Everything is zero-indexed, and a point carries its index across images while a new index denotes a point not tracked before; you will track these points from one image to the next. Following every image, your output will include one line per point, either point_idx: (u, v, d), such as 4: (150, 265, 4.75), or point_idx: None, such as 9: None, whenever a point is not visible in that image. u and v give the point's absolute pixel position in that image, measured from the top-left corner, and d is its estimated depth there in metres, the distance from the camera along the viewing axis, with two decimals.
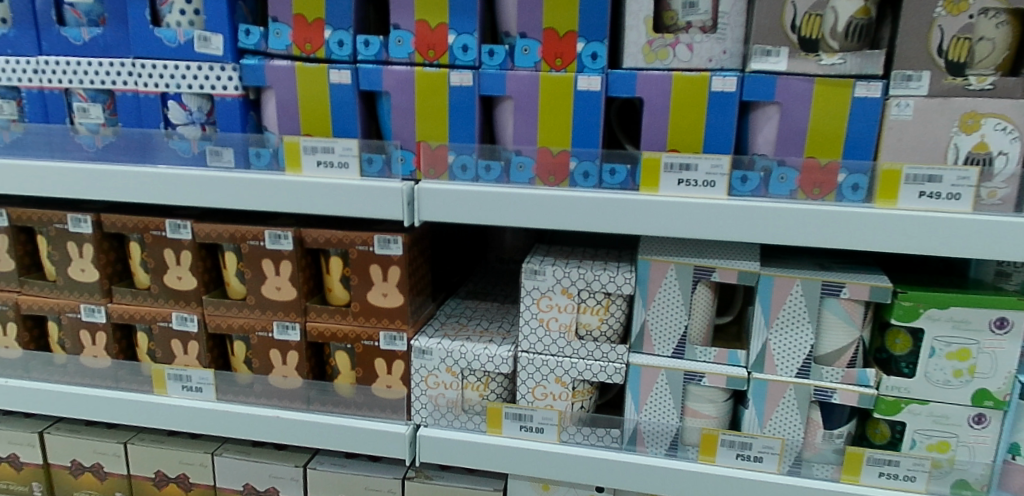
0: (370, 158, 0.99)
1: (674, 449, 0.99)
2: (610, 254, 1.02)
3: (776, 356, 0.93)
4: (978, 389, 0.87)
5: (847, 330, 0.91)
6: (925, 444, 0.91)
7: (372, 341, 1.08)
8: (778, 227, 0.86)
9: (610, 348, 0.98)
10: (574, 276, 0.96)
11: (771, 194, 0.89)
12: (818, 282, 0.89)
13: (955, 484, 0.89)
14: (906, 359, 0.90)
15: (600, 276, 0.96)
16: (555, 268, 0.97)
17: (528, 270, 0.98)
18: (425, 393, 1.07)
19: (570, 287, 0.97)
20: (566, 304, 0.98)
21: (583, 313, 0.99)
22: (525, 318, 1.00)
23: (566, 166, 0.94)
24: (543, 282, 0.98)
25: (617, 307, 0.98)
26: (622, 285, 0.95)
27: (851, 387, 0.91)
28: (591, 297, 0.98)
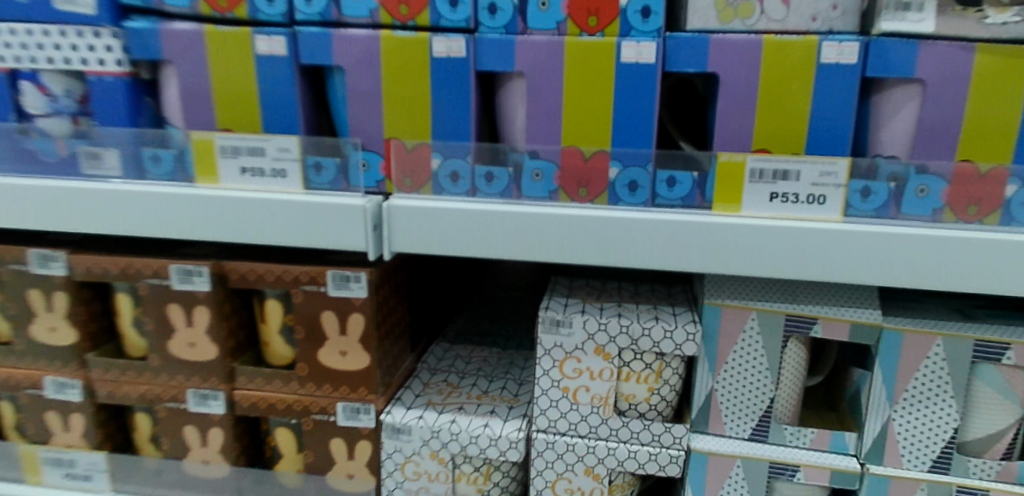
0: (317, 163, 0.68)
1: None
2: (657, 292, 0.74)
3: (901, 443, 0.66)
4: None
5: (1005, 408, 0.64)
6: None
7: (326, 416, 0.77)
8: (923, 264, 0.59)
9: (663, 429, 0.70)
10: (613, 330, 0.68)
11: (903, 215, 0.62)
12: (968, 341, 0.63)
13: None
14: None
15: (651, 330, 0.67)
16: (586, 319, 0.68)
17: (548, 321, 0.69)
18: (402, 485, 0.77)
19: (607, 346, 0.68)
20: (601, 369, 0.69)
21: (625, 381, 0.70)
22: (541, 387, 0.71)
23: (605, 174, 0.64)
24: (569, 339, 0.69)
25: (672, 372, 0.69)
26: (682, 343, 0.67)
27: (1009, 488, 0.64)
28: (636, 359, 0.69)
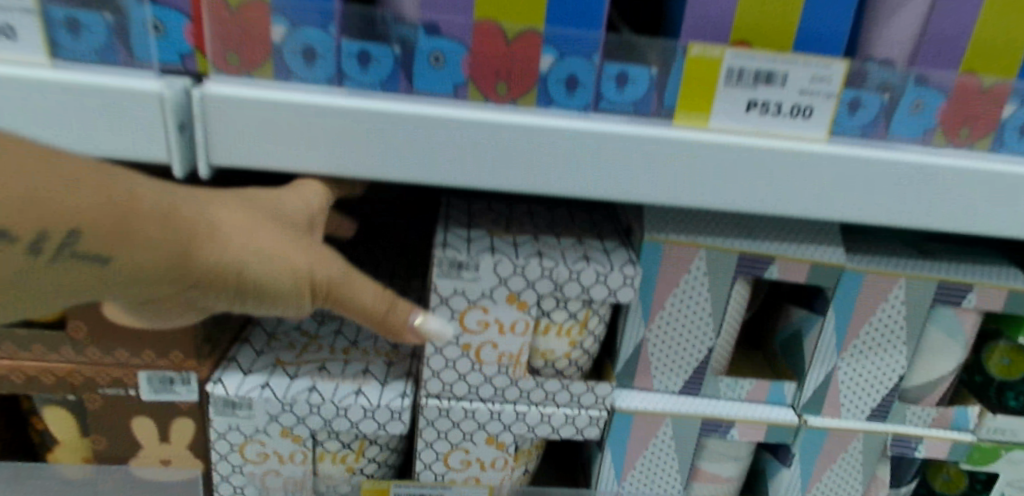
0: (71, 19, 0.41)
1: None
2: (578, 221, 0.59)
3: (843, 392, 0.60)
4: None
5: (949, 353, 0.60)
6: None
7: (119, 389, 0.50)
8: (917, 198, 0.49)
9: (586, 388, 0.55)
10: (533, 274, 0.50)
11: (891, 136, 0.50)
12: (933, 284, 0.56)
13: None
14: (1017, 389, 0.64)
15: (581, 274, 0.50)
16: (497, 261, 0.49)
17: (446, 262, 0.49)
18: (241, 471, 0.52)
19: (523, 293, 0.50)
20: (515, 322, 0.51)
21: (541, 334, 0.54)
22: (434, 345, 0.52)
23: (534, 66, 0.45)
24: (474, 285, 0.50)
25: (599, 320, 0.54)
26: (617, 290, 0.51)
27: (943, 435, 0.62)
28: (558, 307, 0.53)
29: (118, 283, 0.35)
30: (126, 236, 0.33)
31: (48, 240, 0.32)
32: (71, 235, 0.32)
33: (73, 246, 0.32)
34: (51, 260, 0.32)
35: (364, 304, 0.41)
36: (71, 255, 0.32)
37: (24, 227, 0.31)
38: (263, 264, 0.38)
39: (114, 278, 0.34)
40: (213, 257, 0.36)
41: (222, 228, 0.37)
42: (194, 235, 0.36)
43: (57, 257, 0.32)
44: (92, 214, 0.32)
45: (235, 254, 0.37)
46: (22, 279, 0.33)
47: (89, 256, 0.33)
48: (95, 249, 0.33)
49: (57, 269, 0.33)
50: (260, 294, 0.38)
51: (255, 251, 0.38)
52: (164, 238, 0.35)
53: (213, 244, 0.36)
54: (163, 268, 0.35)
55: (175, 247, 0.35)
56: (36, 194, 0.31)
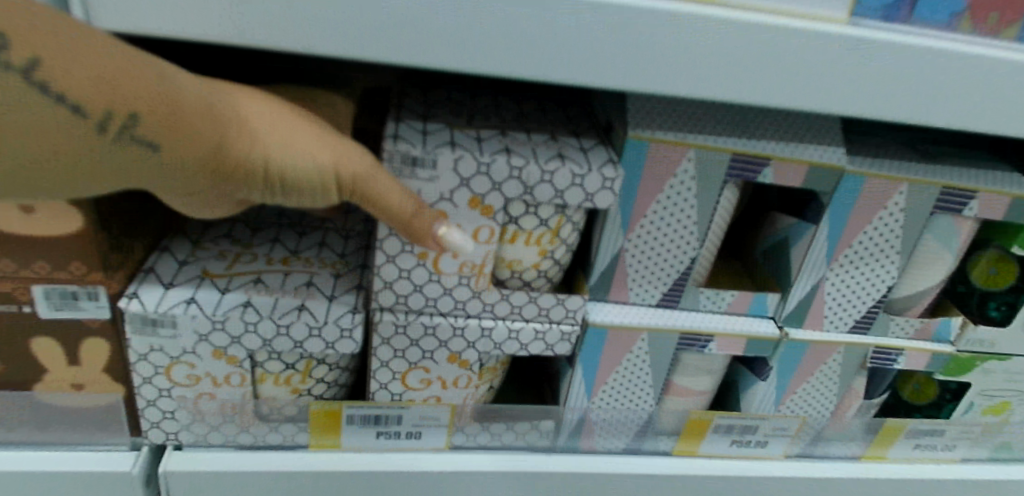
0: None
1: (639, 440, 0.61)
2: (550, 115, 0.51)
3: (827, 305, 0.56)
4: None
5: (940, 262, 0.56)
6: (984, 407, 0.68)
7: (14, 304, 0.42)
8: (939, 92, 0.43)
9: (558, 302, 0.50)
10: (500, 173, 0.43)
11: (915, 21, 0.43)
12: (934, 189, 0.51)
13: (998, 447, 0.71)
14: (999, 298, 0.62)
15: (556, 175, 0.44)
16: (458, 158, 0.42)
17: (398, 157, 0.42)
18: (169, 394, 0.46)
19: (489, 196, 0.44)
20: (479, 229, 0.45)
21: (508, 243, 0.48)
22: (385, 255, 0.45)
23: None
24: (430, 186, 0.43)
25: (574, 226, 0.48)
26: (597, 192, 0.44)
27: (924, 346, 0.60)
28: (528, 212, 0.46)
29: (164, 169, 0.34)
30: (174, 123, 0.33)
31: (111, 123, 0.32)
32: (130, 119, 0.33)
33: (134, 129, 0.33)
34: (111, 142, 0.33)
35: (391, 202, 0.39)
36: (127, 139, 0.33)
37: (93, 106, 0.32)
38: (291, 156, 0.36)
39: (168, 165, 0.34)
40: (245, 148, 0.35)
41: (251, 119, 0.36)
42: (223, 124, 0.34)
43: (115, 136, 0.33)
44: (148, 100, 0.33)
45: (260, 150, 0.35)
46: (90, 161, 0.34)
47: (143, 141, 0.33)
48: (149, 136, 0.33)
49: (110, 152, 0.33)
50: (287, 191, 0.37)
51: (283, 142, 0.36)
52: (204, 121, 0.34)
53: (243, 134, 0.35)
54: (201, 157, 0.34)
55: (212, 133, 0.34)
56: (105, 78, 0.32)
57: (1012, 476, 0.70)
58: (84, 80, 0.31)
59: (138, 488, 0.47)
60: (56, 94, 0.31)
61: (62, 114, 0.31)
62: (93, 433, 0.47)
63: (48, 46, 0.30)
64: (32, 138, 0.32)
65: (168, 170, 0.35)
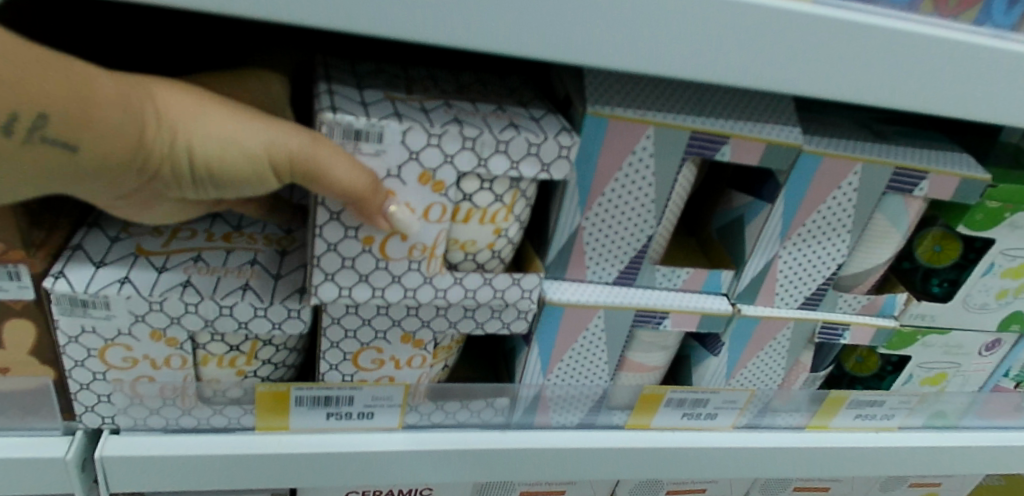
0: None
1: (593, 414, 0.61)
2: (493, 87, 0.49)
3: (780, 282, 0.56)
4: (1013, 312, 0.67)
5: (889, 240, 0.57)
6: (922, 378, 0.71)
7: None
8: (898, 74, 0.43)
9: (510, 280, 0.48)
10: (453, 145, 0.41)
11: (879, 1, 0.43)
12: (888, 169, 0.51)
13: (931, 414, 0.76)
14: (943, 275, 0.64)
15: (512, 144, 0.42)
16: (406, 129, 0.40)
17: (339, 130, 0.39)
18: (103, 378, 0.44)
19: (440, 170, 0.42)
20: (430, 207, 0.43)
21: (459, 221, 0.46)
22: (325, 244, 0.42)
23: None
24: (375, 161, 0.40)
25: (529, 197, 0.47)
26: (553, 161, 0.43)
27: (869, 321, 0.61)
28: (483, 187, 0.45)
29: (85, 169, 0.32)
30: (93, 119, 0.31)
31: (17, 124, 0.30)
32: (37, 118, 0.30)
33: (46, 130, 0.30)
34: (20, 144, 0.30)
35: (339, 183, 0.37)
36: (30, 138, 0.30)
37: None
38: (221, 145, 0.35)
39: (88, 165, 0.32)
40: (169, 137, 0.33)
41: (172, 108, 0.34)
42: (144, 115, 0.33)
43: (24, 137, 0.30)
44: (57, 97, 0.30)
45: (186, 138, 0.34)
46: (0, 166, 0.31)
47: (58, 141, 0.31)
48: (57, 135, 0.30)
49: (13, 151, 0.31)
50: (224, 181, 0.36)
51: (212, 129, 0.34)
52: (124, 110, 0.32)
53: (166, 123, 0.33)
54: (124, 152, 0.32)
55: (133, 124, 0.32)
56: (4, 71, 0.28)
57: (941, 441, 0.75)
58: None
59: (72, 473, 0.45)
60: None
61: None
62: (21, 418, 0.45)
63: None
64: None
65: (90, 170, 0.32)
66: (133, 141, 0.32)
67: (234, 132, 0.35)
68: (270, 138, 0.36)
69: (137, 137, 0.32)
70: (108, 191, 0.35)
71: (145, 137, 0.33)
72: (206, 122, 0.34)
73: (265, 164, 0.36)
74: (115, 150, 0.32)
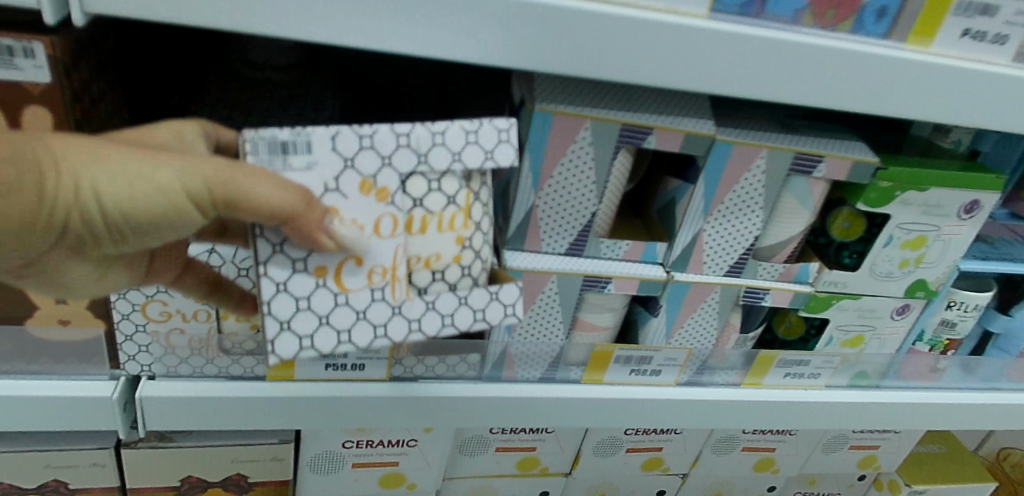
0: None
1: (553, 370, 0.71)
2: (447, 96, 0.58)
3: (707, 252, 0.67)
4: (917, 279, 0.78)
5: (799, 216, 0.68)
6: (842, 340, 0.82)
7: None
8: (782, 74, 0.54)
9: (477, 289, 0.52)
10: (386, 147, 0.46)
11: (766, 15, 0.54)
12: (790, 155, 0.62)
13: (855, 375, 0.87)
14: (853, 247, 0.75)
15: (447, 136, 0.47)
16: (334, 135, 0.44)
17: (265, 144, 0.43)
18: (144, 330, 0.54)
19: (378, 177, 0.46)
20: (380, 220, 0.47)
21: (417, 232, 0.50)
22: (274, 284, 0.46)
23: None
24: (310, 174, 0.44)
25: (481, 193, 0.52)
26: (498, 150, 0.48)
27: (787, 287, 0.72)
28: (430, 188, 0.49)
29: None
30: None
31: None
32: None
33: None
34: None
35: (268, 204, 0.39)
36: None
37: None
38: (131, 188, 0.36)
39: None
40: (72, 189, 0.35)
41: (70, 159, 0.35)
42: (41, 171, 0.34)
43: None
44: None
45: (91, 183, 0.35)
46: None
47: None
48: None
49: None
50: (144, 222, 0.37)
51: (118, 173, 0.36)
52: (17, 165, 0.33)
53: (65, 175, 0.34)
54: (25, 208, 0.34)
55: (29, 179, 0.34)
56: None
57: (862, 398, 0.87)
58: None
59: (117, 411, 0.55)
60: None
61: None
62: (76, 366, 0.55)
63: None
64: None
65: None
66: (32, 195, 0.34)
67: (146, 169, 0.36)
68: (180, 169, 0.37)
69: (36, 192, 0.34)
70: (23, 250, 0.36)
71: (45, 191, 0.34)
72: (110, 163, 0.36)
73: (180, 199, 0.37)
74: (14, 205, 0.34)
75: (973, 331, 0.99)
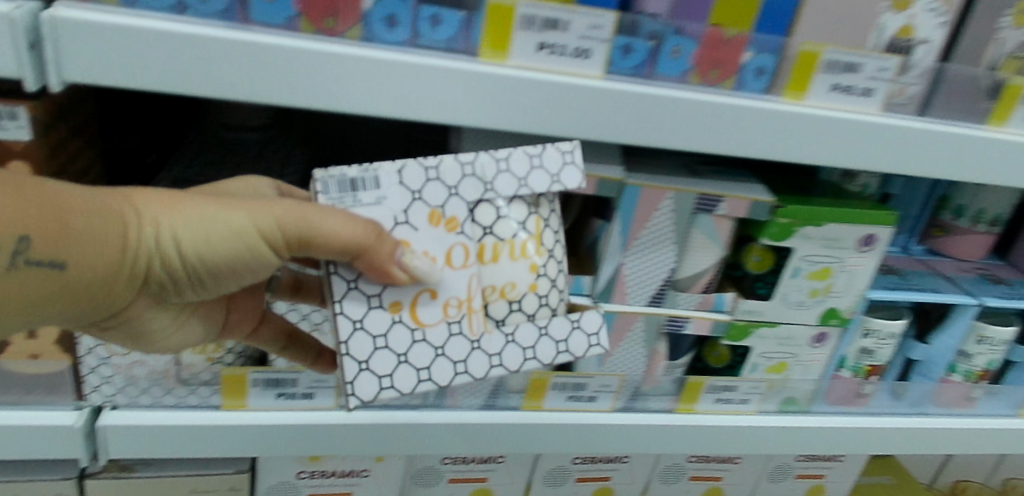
0: None
1: (493, 398, 0.77)
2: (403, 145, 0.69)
3: (629, 284, 0.74)
4: (828, 307, 0.85)
5: (710, 251, 0.75)
6: (765, 366, 0.88)
7: None
8: (673, 125, 0.63)
9: (557, 318, 0.59)
10: (452, 178, 0.54)
11: (656, 75, 0.63)
12: (692, 196, 0.70)
13: (783, 401, 0.93)
14: (765, 279, 0.83)
15: (510, 163, 0.55)
16: (400, 169, 0.53)
17: (334, 182, 0.52)
18: (108, 362, 0.61)
19: (444, 206, 0.54)
20: (453, 248, 0.55)
21: (490, 261, 0.57)
22: (353, 321, 0.54)
23: (357, 4, 0.54)
24: (379, 207, 0.53)
25: (550, 214, 0.60)
26: (558, 167, 0.56)
27: (705, 315, 0.79)
28: (500, 211, 0.56)
29: (90, 263, 0.48)
30: (93, 226, 0.47)
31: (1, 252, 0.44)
32: (25, 242, 0.44)
33: (31, 252, 0.45)
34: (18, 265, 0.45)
35: (342, 238, 0.49)
36: (25, 261, 0.45)
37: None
38: (206, 224, 0.50)
39: (88, 265, 0.47)
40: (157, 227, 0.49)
41: (158, 208, 0.50)
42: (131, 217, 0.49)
43: (19, 254, 0.44)
44: (47, 222, 0.45)
45: (173, 222, 0.50)
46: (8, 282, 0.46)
47: (59, 253, 0.46)
48: (47, 254, 0.45)
49: (22, 276, 0.46)
50: (219, 251, 0.51)
51: (196, 215, 0.50)
52: (114, 211, 0.49)
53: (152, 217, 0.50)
54: (123, 243, 0.48)
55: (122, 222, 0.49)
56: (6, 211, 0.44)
57: (792, 423, 0.93)
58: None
59: (82, 439, 0.60)
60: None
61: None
62: (44, 397, 0.60)
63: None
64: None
65: (94, 262, 0.48)
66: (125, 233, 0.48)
67: (218, 214, 0.51)
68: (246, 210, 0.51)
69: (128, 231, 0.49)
70: (121, 280, 0.50)
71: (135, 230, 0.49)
72: (185, 209, 0.50)
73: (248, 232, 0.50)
74: (112, 240, 0.48)
75: (897, 359, 1.06)
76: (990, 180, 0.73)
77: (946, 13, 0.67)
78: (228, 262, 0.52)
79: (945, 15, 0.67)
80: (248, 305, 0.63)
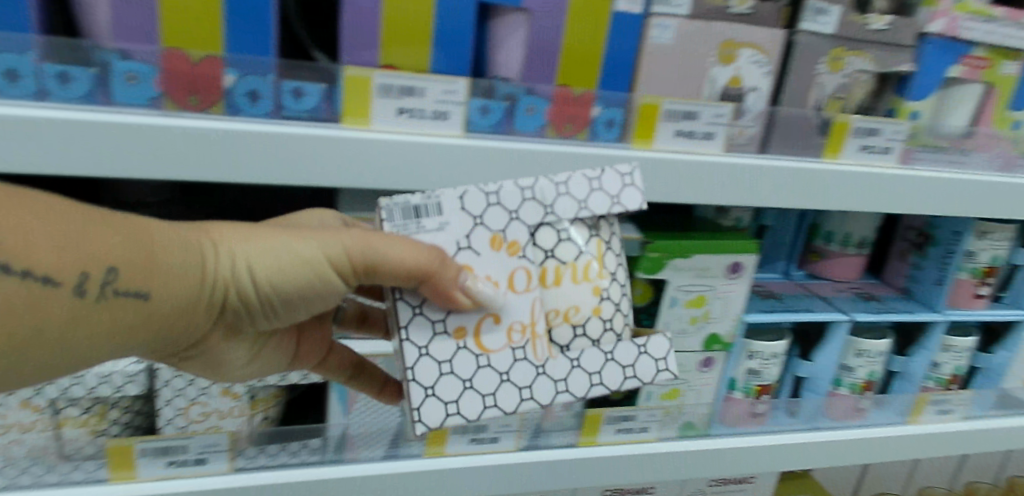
0: None
1: (394, 448, 0.79)
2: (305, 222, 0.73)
3: None
4: (711, 333, 0.91)
5: None
6: (659, 394, 0.95)
7: None
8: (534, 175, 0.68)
9: (622, 343, 0.62)
10: (512, 203, 0.59)
11: (517, 131, 0.69)
12: None
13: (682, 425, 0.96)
14: (645, 311, 0.90)
15: (565, 187, 0.59)
16: (462, 195, 0.58)
17: (400, 209, 0.58)
18: None
19: (505, 230, 0.58)
20: (516, 272, 0.59)
21: (552, 284, 0.60)
22: (418, 349, 0.58)
23: (219, 83, 0.59)
24: (443, 232, 0.58)
25: (611, 235, 0.63)
26: (612, 188, 0.60)
27: None
28: (562, 232, 0.60)
29: (169, 292, 0.55)
30: (173, 258, 0.55)
31: (92, 286, 0.52)
32: (113, 274, 0.52)
33: (114, 284, 0.52)
34: (101, 297, 0.52)
35: (407, 263, 0.54)
36: (114, 291, 0.52)
37: (72, 272, 0.51)
38: (274, 255, 0.57)
39: (165, 295, 0.55)
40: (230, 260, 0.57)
41: (231, 242, 0.57)
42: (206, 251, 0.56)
43: (106, 284, 0.52)
44: (130, 257, 0.53)
45: (243, 254, 0.57)
46: (92, 316, 0.53)
47: (134, 286, 0.53)
48: (132, 284, 0.53)
49: (112, 306, 0.53)
50: (289, 279, 0.57)
51: (263, 248, 0.57)
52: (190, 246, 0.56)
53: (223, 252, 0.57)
54: (196, 274, 0.56)
55: (195, 257, 0.56)
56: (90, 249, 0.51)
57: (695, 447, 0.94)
58: (49, 255, 0.50)
59: None
60: (38, 276, 0.49)
61: (38, 287, 0.50)
62: None
63: (41, 240, 0.50)
64: (51, 315, 0.51)
65: (176, 290, 0.55)
66: (198, 266, 0.56)
67: (289, 245, 0.57)
68: (314, 241, 0.57)
69: (201, 263, 0.56)
70: (196, 307, 0.58)
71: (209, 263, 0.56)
72: (252, 243, 0.57)
73: (314, 260, 0.57)
74: (187, 272, 0.55)
75: (787, 377, 1.13)
76: (880, 208, 0.82)
77: (769, 63, 0.76)
78: (300, 289, 0.58)
79: (768, 65, 0.76)
80: (316, 338, 0.74)
